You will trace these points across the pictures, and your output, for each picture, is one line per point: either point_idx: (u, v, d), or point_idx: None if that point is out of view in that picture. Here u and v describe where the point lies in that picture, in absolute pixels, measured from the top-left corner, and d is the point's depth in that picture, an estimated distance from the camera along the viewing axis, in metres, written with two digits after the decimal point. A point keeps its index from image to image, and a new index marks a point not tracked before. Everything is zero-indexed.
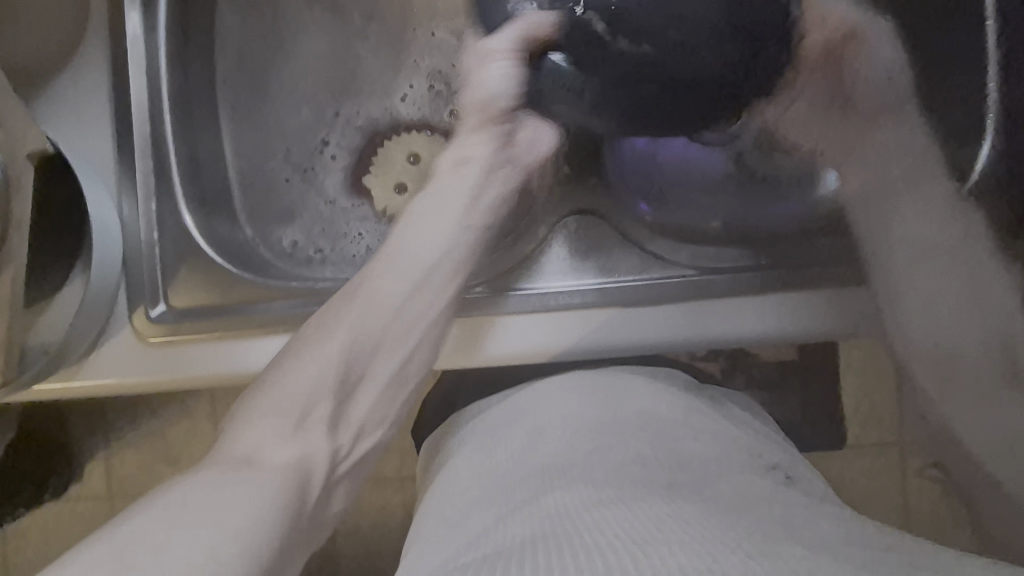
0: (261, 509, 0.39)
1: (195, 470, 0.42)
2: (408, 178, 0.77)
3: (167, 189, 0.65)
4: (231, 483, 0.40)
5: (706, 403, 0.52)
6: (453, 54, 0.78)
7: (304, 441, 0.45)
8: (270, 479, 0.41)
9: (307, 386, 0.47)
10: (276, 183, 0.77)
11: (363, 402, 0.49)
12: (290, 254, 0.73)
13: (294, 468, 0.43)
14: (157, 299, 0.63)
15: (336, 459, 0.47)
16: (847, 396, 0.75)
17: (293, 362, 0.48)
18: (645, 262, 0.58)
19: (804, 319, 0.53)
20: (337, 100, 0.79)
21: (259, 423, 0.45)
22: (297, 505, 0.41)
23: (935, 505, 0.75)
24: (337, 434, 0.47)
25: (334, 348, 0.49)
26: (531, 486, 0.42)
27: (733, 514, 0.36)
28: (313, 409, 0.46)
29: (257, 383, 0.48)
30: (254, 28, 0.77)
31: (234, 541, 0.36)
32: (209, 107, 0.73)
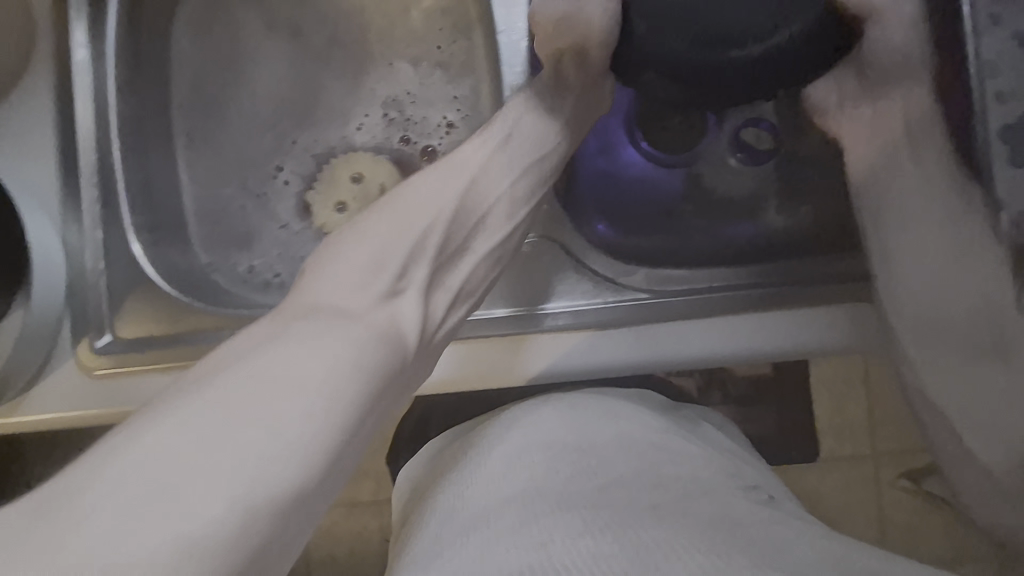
0: (344, 391, 0.32)
1: (278, 318, 0.35)
2: (348, 199, 0.72)
3: (115, 217, 0.62)
4: (321, 336, 0.33)
5: (682, 421, 0.52)
6: (411, 82, 0.74)
7: (397, 304, 0.38)
8: (353, 354, 0.34)
9: (405, 246, 0.40)
10: (231, 210, 0.73)
11: (460, 270, 0.45)
12: (248, 280, 0.70)
13: (397, 321, 0.37)
14: (102, 329, 0.59)
15: (429, 326, 0.41)
16: (818, 410, 0.76)
17: (382, 220, 0.41)
18: (598, 286, 0.55)
19: (774, 337, 0.51)
20: (295, 125, 0.75)
21: (351, 273, 0.38)
22: (399, 358, 0.37)
23: (908, 516, 0.76)
24: (429, 300, 0.42)
25: (438, 208, 0.43)
26: (510, 512, 0.40)
27: (708, 538, 0.35)
28: (407, 271, 0.40)
29: (346, 231, 0.41)
30: (210, 50, 0.74)
31: (307, 444, 0.30)
32: (161, 132, 0.70)
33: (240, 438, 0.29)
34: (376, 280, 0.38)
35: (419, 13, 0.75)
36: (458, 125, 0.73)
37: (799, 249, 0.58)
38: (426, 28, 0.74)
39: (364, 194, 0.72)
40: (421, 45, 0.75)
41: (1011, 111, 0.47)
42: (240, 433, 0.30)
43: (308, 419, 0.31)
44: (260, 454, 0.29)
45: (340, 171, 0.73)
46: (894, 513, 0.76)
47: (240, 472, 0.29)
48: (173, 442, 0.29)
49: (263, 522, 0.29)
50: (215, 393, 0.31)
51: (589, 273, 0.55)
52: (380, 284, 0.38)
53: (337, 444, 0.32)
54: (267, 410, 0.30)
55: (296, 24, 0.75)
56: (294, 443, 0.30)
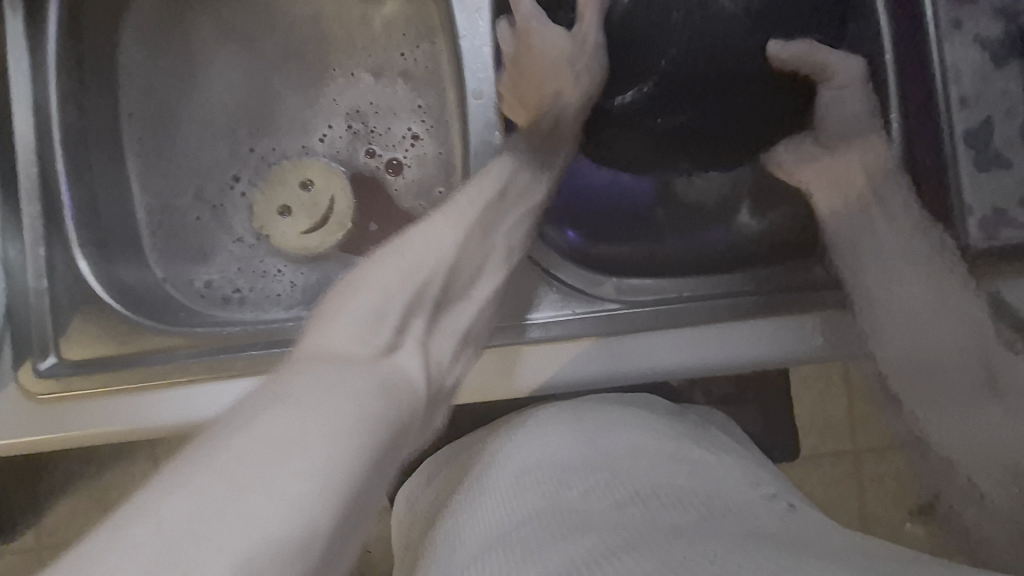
0: (366, 435, 0.27)
1: (270, 386, 0.28)
2: (292, 204, 0.69)
3: (59, 232, 0.59)
4: (332, 394, 0.28)
5: (695, 432, 0.48)
6: (373, 93, 0.72)
7: (398, 356, 0.33)
8: (369, 400, 0.29)
9: (405, 291, 0.36)
10: (187, 223, 0.71)
11: (456, 316, 0.41)
12: (206, 295, 0.67)
13: (403, 387, 0.32)
14: (47, 351, 0.55)
15: (436, 376, 0.37)
16: (799, 409, 0.77)
17: (377, 267, 0.37)
18: (566, 298, 0.53)
19: (754, 341, 0.50)
20: (252, 133, 0.73)
21: (348, 319, 0.33)
22: (406, 424, 0.31)
23: (886, 510, 0.78)
24: (431, 349, 0.37)
25: (433, 257, 0.39)
26: (526, 536, 0.36)
27: (742, 548, 0.32)
28: (406, 322, 0.35)
29: (341, 285, 0.36)
30: (162, 61, 0.71)
31: (332, 492, 0.25)
32: (110, 144, 0.67)
33: (252, 496, 0.24)
34: (378, 331, 0.33)
35: (380, 19, 0.72)
36: (423, 137, 0.72)
37: (767, 251, 0.57)
38: (389, 35, 0.72)
39: (310, 203, 0.69)
40: (384, 53, 0.72)
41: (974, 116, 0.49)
42: (253, 492, 0.24)
43: (331, 464, 0.25)
44: (281, 509, 0.24)
45: (288, 176, 0.70)
46: (874, 507, 0.78)
47: (259, 533, 0.23)
48: (170, 515, 0.23)
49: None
50: (215, 452, 0.25)
51: (558, 283, 0.53)
52: (382, 335, 0.33)
53: (359, 495, 0.27)
54: (284, 461, 0.25)
55: (254, 33, 0.73)
56: (318, 490, 0.25)
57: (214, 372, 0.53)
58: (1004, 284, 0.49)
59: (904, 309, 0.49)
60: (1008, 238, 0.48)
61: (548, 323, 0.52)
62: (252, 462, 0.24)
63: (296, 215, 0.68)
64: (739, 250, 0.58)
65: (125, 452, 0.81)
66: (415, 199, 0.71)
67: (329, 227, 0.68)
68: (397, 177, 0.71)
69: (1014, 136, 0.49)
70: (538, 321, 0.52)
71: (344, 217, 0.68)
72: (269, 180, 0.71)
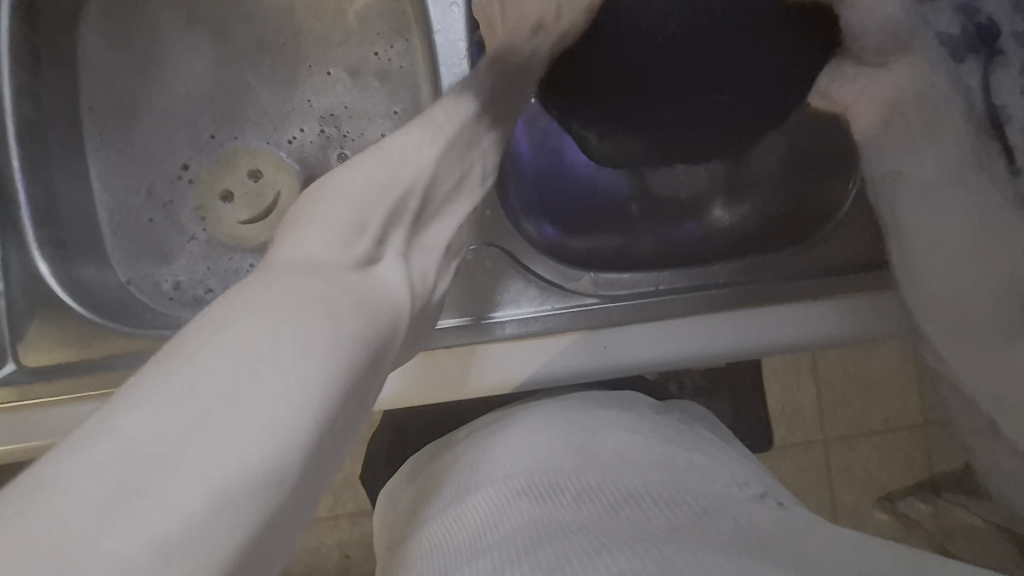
0: (344, 349, 0.28)
1: (247, 292, 0.29)
2: (235, 191, 0.69)
3: (13, 233, 0.57)
4: (303, 308, 0.28)
5: (684, 431, 0.49)
6: (347, 95, 0.71)
7: (377, 268, 0.35)
8: (344, 320, 0.29)
9: (382, 206, 0.38)
10: (147, 218, 0.68)
11: (442, 226, 0.44)
12: (175, 297, 0.66)
13: (377, 295, 0.33)
14: (2, 359, 0.52)
15: (418, 288, 0.39)
16: (770, 400, 0.79)
17: (349, 180, 0.38)
18: (544, 293, 0.53)
19: (734, 332, 0.51)
20: (217, 124, 0.71)
21: (324, 231, 0.34)
22: (382, 334, 0.32)
23: (855, 498, 0.81)
24: (413, 262, 0.39)
25: (412, 167, 0.41)
26: (519, 536, 0.36)
27: (739, 548, 0.33)
28: (384, 233, 0.37)
29: (322, 180, 0.39)
30: (124, 52, 0.69)
31: (309, 418, 0.26)
32: (68, 140, 0.65)
33: (225, 423, 0.24)
34: (353, 241, 0.35)
35: (354, 14, 0.71)
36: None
37: (740, 243, 0.59)
38: (363, 32, 0.71)
39: (254, 193, 0.68)
40: (358, 50, 0.71)
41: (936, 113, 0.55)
42: (223, 418, 0.24)
43: (303, 388, 0.26)
44: (255, 435, 0.24)
45: (239, 161, 0.70)
46: (843, 494, 0.81)
47: (237, 469, 0.24)
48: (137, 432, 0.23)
49: (258, 521, 0.24)
50: (180, 369, 0.25)
51: (535, 278, 0.54)
52: (359, 245, 0.35)
53: (342, 409, 0.28)
54: (253, 383, 0.25)
55: (222, 23, 0.71)
56: (291, 415, 0.25)
57: None
58: None
59: (937, 241, 0.47)
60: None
61: (532, 323, 0.52)
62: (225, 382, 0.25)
63: (237, 203, 0.68)
64: (718, 244, 0.59)
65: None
66: None
67: (268, 222, 0.67)
68: None
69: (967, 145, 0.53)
70: (525, 321, 0.52)
71: (286, 215, 0.68)
72: (219, 160, 0.70)
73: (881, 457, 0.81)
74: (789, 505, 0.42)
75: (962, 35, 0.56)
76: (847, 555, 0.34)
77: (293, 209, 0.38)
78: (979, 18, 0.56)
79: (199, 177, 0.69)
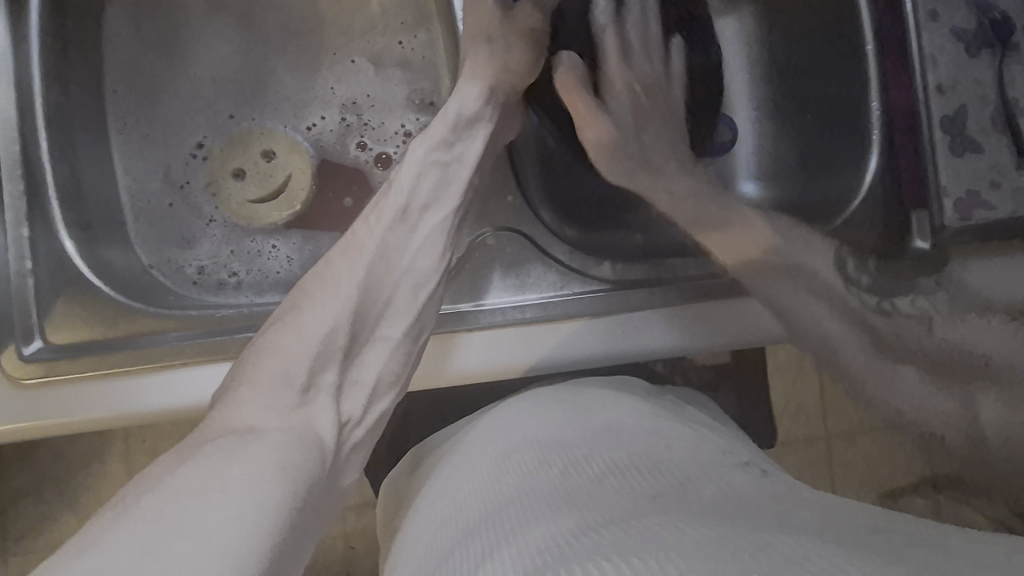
0: (285, 479, 0.34)
1: (193, 450, 0.35)
2: (247, 169, 0.70)
3: (43, 213, 0.58)
4: (234, 458, 0.34)
5: (666, 407, 0.50)
6: (369, 85, 0.72)
7: (313, 411, 0.40)
8: (291, 454, 0.36)
9: (310, 352, 0.41)
10: (169, 201, 0.70)
11: (371, 360, 0.45)
12: (198, 281, 0.67)
13: (299, 441, 0.37)
14: (31, 335, 0.54)
15: (344, 432, 0.42)
16: (774, 395, 0.79)
17: (288, 330, 0.43)
18: (565, 278, 0.55)
19: (738, 321, 0.52)
20: (237, 106, 0.72)
21: (261, 396, 0.39)
22: (309, 474, 0.36)
23: (857, 495, 0.81)
24: (344, 403, 0.42)
25: (337, 305, 0.43)
26: (500, 516, 0.37)
27: (718, 513, 0.33)
28: (316, 378, 0.41)
29: (255, 346, 0.43)
30: (149, 38, 0.71)
31: (263, 530, 0.31)
32: (93, 123, 0.67)
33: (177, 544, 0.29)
34: (287, 394, 0.39)
35: (377, 4, 0.72)
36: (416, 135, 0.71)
37: None
38: (385, 23, 0.72)
39: (265, 173, 0.70)
40: (381, 40, 0.72)
41: (949, 104, 0.54)
42: (174, 545, 0.29)
43: (253, 507, 0.31)
44: (209, 552, 0.29)
45: (253, 141, 0.71)
46: (847, 491, 0.81)
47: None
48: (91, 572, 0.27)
49: None
50: (133, 520, 0.30)
51: (556, 263, 0.56)
52: (291, 396, 0.39)
53: (292, 537, 0.33)
54: (202, 513, 0.30)
55: (247, 10, 0.72)
56: (237, 536, 0.30)
57: (199, 358, 0.52)
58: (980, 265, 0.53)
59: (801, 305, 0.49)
60: (981, 219, 0.53)
61: (550, 308, 0.53)
62: (178, 508, 0.30)
63: (248, 179, 0.69)
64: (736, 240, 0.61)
65: (93, 450, 0.78)
66: None
67: (279, 203, 0.69)
68: (385, 172, 0.71)
69: (986, 124, 0.54)
70: (544, 306, 0.53)
71: (297, 199, 0.69)
72: (233, 139, 0.71)
73: (883, 455, 0.81)
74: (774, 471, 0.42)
75: (977, 30, 0.55)
76: (829, 519, 0.34)
77: (231, 369, 0.43)
78: (993, 13, 0.55)
79: (212, 154, 0.71)
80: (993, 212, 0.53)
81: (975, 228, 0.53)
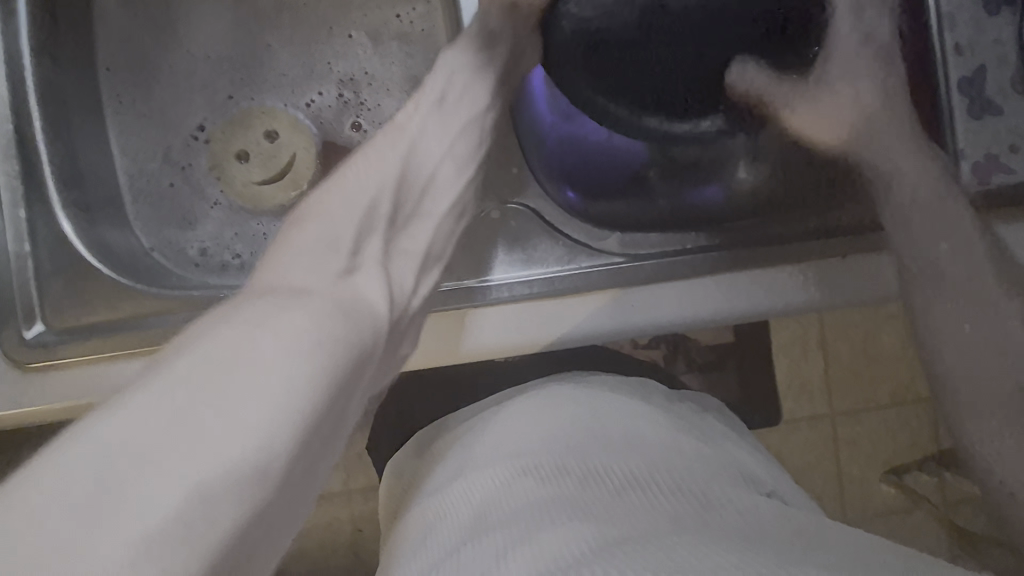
0: (326, 356, 0.32)
1: (238, 298, 0.34)
2: (251, 151, 0.67)
3: (39, 194, 0.57)
4: (277, 314, 0.32)
5: (684, 417, 0.50)
6: (369, 61, 0.70)
7: (357, 276, 0.39)
8: (332, 323, 0.33)
9: (353, 220, 0.41)
10: (170, 183, 0.69)
11: (417, 233, 0.47)
12: (200, 263, 0.67)
13: (350, 300, 0.36)
14: (33, 318, 0.54)
15: (397, 298, 0.42)
16: (779, 373, 0.79)
17: (328, 196, 0.43)
18: (571, 253, 0.54)
19: (757, 295, 0.51)
20: (235, 85, 0.70)
21: (304, 254, 0.38)
22: (361, 333, 0.35)
23: (862, 473, 0.81)
24: (392, 273, 0.43)
25: (380, 180, 0.45)
26: (518, 519, 0.37)
27: (744, 541, 0.34)
28: (361, 244, 0.41)
29: (300, 209, 0.43)
30: (142, 14, 0.69)
31: (293, 410, 0.29)
32: (88, 103, 0.65)
33: (204, 420, 0.27)
34: (333, 255, 0.38)
35: None
36: None
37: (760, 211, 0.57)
38: None
39: (269, 153, 0.67)
40: (379, 12, 0.70)
41: (969, 66, 0.53)
42: (198, 416, 0.27)
43: (284, 382, 0.29)
44: (234, 434, 0.27)
45: (254, 122, 0.68)
46: (851, 470, 0.81)
47: (214, 464, 0.26)
48: (118, 432, 0.26)
49: (243, 514, 0.27)
50: (167, 379, 0.28)
51: (564, 237, 0.54)
52: (338, 260, 0.38)
53: (331, 405, 0.32)
54: (236, 388, 0.28)
55: None
56: (271, 413, 0.28)
57: None
58: (999, 233, 0.50)
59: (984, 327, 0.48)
60: (999, 184, 0.52)
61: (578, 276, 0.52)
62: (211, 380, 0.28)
63: (252, 161, 0.67)
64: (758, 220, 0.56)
65: None
66: None
67: (283, 183, 0.66)
68: None
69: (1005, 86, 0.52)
70: (561, 281, 0.52)
71: (302, 179, 0.66)
72: (232, 120, 0.69)
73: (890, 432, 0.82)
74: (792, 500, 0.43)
75: None
76: (855, 554, 0.34)
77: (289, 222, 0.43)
78: None
79: (213, 137, 0.69)
80: (1009, 177, 0.52)
81: (993, 191, 0.52)
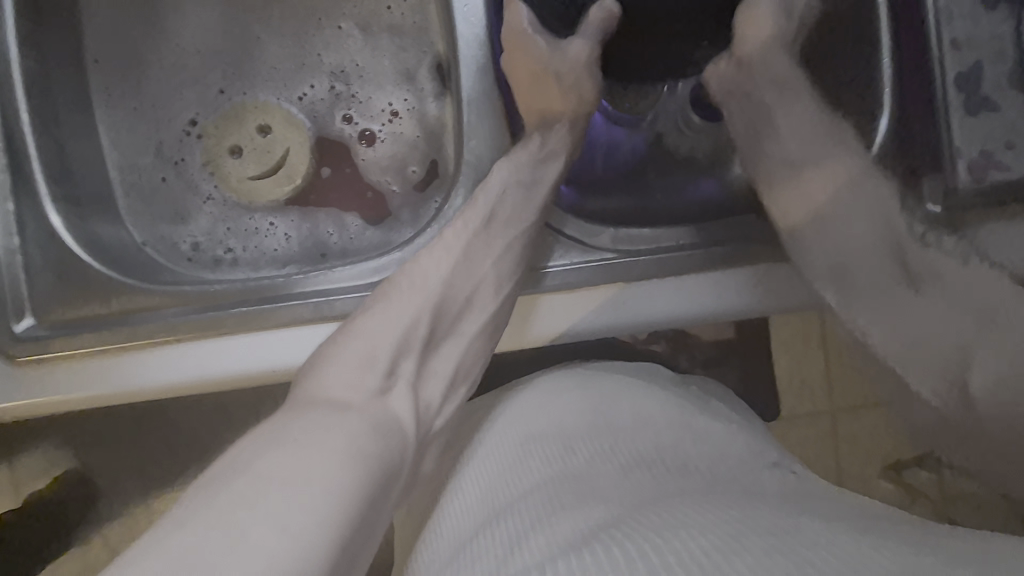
0: (361, 471, 0.29)
1: (276, 418, 0.32)
2: (244, 146, 0.68)
3: (27, 186, 0.56)
4: (318, 436, 0.30)
5: (692, 398, 0.50)
6: (360, 53, 0.70)
7: (392, 399, 0.35)
8: (368, 441, 0.31)
9: (394, 335, 0.38)
10: (162, 178, 0.68)
11: (449, 354, 0.42)
12: (193, 258, 0.66)
13: (381, 431, 0.33)
14: (24, 313, 0.53)
15: (425, 420, 0.38)
16: (779, 370, 0.79)
17: (367, 315, 0.39)
18: (567, 250, 0.53)
19: (756, 290, 0.51)
20: (227, 79, 0.69)
21: (342, 375, 0.35)
22: (390, 468, 0.32)
23: (861, 468, 0.82)
24: (421, 393, 0.38)
25: (420, 295, 0.41)
26: (531, 499, 0.37)
27: (749, 504, 0.34)
28: (396, 365, 0.37)
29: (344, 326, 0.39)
30: (129, 7, 0.68)
31: (332, 524, 0.27)
32: (76, 96, 0.64)
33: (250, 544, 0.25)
34: (370, 375, 0.35)
35: None
36: (404, 115, 0.69)
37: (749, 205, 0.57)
38: None
39: (263, 148, 0.68)
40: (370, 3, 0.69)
41: (961, 60, 0.53)
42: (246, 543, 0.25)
43: (327, 504, 0.27)
44: (276, 553, 0.25)
45: (248, 116, 0.69)
46: (850, 466, 0.82)
47: None
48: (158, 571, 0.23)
49: None
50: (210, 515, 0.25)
51: (562, 238, 0.53)
52: (375, 378, 0.35)
53: (366, 513, 0.29)
54: (277, 505, 0.26)
55: None
56: (315, 524, 0.26)
57: (194, 336, 0.51)
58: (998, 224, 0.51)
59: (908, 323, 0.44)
60: (995, 178, 0.52)
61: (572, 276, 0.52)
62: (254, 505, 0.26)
63: (246, 156, 0.68)
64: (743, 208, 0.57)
65: None
66: (384, 173, 0.69)
67: (278, 178, 0.67)
68: (371, 149, 0.69)
69: (997, 81, 0.53)
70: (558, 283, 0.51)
71: (296, 174, 0.68)
72: (226, 116, 0.69)
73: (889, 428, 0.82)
74: (802, 473, 0.43)
75: None
76: (862, 520, 0.34)
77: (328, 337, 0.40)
78: None
79: (207, 133, 0.69)
80: (1004, 171, 0.52)
81: (989, 189, 0.52)
